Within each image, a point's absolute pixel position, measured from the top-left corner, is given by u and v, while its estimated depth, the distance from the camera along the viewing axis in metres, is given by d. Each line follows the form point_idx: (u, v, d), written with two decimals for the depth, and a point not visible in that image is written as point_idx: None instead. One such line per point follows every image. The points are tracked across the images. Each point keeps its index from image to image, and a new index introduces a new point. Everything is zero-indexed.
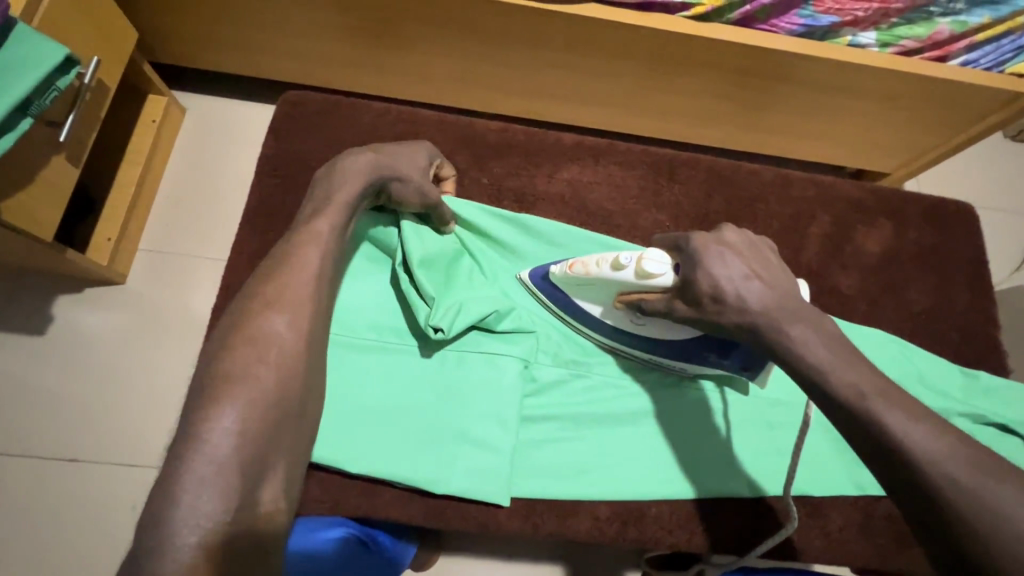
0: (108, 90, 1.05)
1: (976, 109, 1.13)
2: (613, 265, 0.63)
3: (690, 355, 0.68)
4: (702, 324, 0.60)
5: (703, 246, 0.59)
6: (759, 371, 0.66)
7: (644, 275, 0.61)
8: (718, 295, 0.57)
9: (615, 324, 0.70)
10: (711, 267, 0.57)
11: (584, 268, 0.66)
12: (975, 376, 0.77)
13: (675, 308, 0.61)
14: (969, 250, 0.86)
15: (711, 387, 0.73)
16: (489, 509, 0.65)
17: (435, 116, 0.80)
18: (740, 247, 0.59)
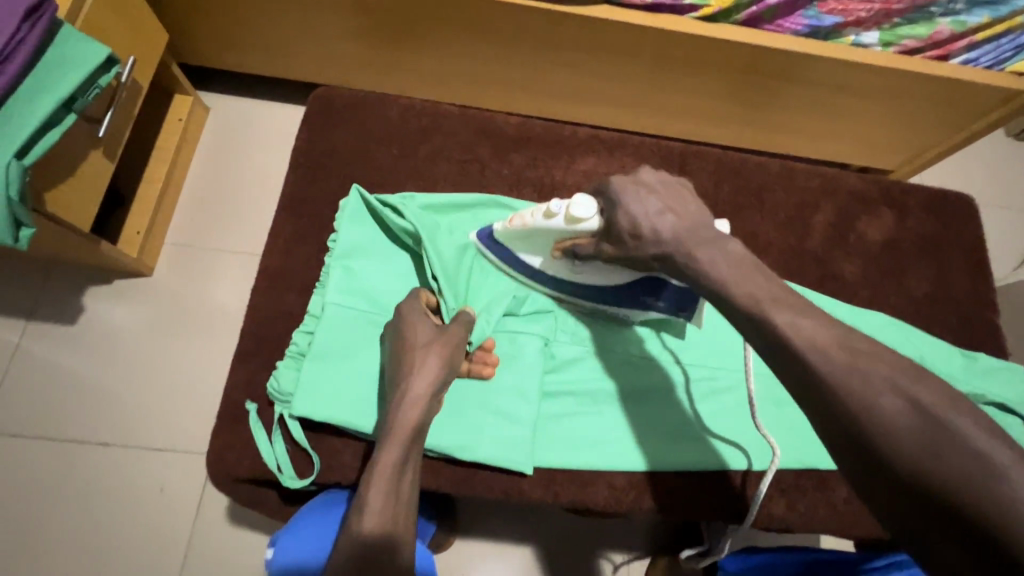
0: (141, 89, 1.09)
1: (978, 106, 1.16)
2: (545, 214, 0.67)
3: (629, 299, 0.73)
4: (629, 260, 0.65)
5: (621, 187, 0.63)
6: (692, 310, 0.72)
7: (573, 220, 0.66)
8: (636, 230, 0.61)
9: (556, 275, 0.74)
10: (629, 205, 0.62)
11: (521, 221, 0.70)
12: (974, 358, 0.81)
13: (601, 249, 0.66)
14: (968, 239, 0.89)
15: (649, 333, 0.77)
16: (514, 478, 0.69)
17: (457, 111, 0.85)
18: (656, 186, 0.63)
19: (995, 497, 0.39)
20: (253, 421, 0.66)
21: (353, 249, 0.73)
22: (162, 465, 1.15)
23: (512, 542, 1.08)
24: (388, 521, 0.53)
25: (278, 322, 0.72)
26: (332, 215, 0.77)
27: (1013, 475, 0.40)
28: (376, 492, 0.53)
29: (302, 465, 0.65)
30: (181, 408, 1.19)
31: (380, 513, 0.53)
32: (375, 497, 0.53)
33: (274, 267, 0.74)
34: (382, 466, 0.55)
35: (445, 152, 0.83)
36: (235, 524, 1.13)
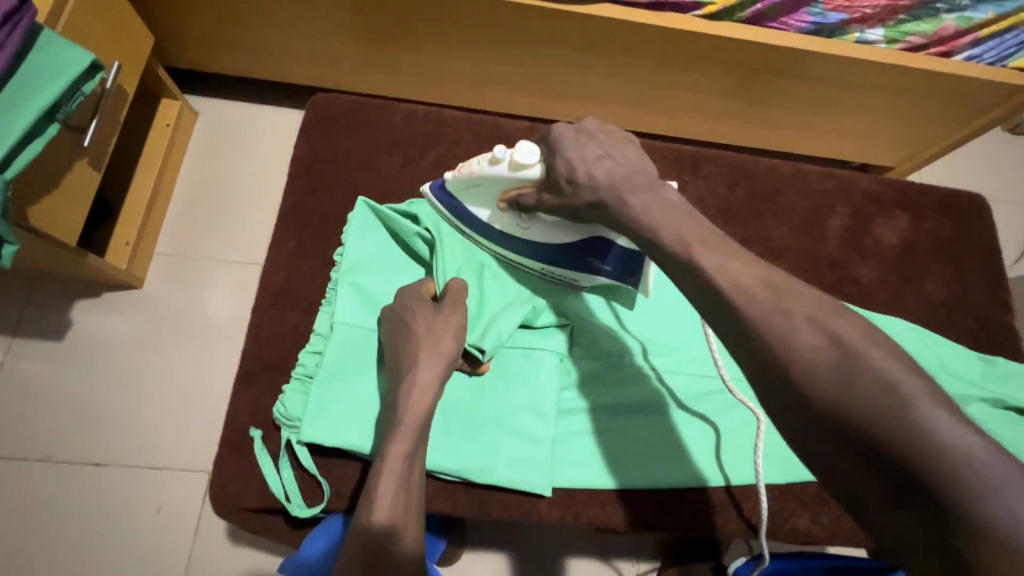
0: (126, 94, 1.05)
1: (983, 102, 1.15)
2: (490, 160, 0.64)
3: (577, 262, 0.69)
4: (567, 211, 0.63)
5: (563, 133, 0.61)
6: (641, 276, 0.69)
7: (516, 167, 0.63)
8: (572, 175, 0.59)
9: (503, 230, 0.70)
10: (567, 150, 0.60)
11: (466, 167, 0.66)
12: (992, 362, 0.80)
13: (543, 201, 0.63)
14: (981, 239, 0.88)
15: (599, 302, 0.75)
16: (531, 500, 0.66)
17: (462, 115, 0.82)
18: (598, 133, 0.61)
19: (903, 431, 0.40)
20: (258, 447, 0.63)
21: (354, 265, 0.70)
22: (158, 484, 1.11)
23: (520, 555, 1.05)
24: (400, 513, 0.52)
25: (282, 341, 0.68)
26: (335, 227, 0.74)
27: (919, 404, 0.41)
28: (387, 486, 0.53)
29: (311, 492, 0.62)
30: (176, 424, 1.15)
31: (391, 506, 0.52)
32: (386, 490, 0.53)
33: (275, 283, 0.71)
34: (393, 457, 0.54)
35: (450, 158, 0.80)
36: (235, 543, 1.09)
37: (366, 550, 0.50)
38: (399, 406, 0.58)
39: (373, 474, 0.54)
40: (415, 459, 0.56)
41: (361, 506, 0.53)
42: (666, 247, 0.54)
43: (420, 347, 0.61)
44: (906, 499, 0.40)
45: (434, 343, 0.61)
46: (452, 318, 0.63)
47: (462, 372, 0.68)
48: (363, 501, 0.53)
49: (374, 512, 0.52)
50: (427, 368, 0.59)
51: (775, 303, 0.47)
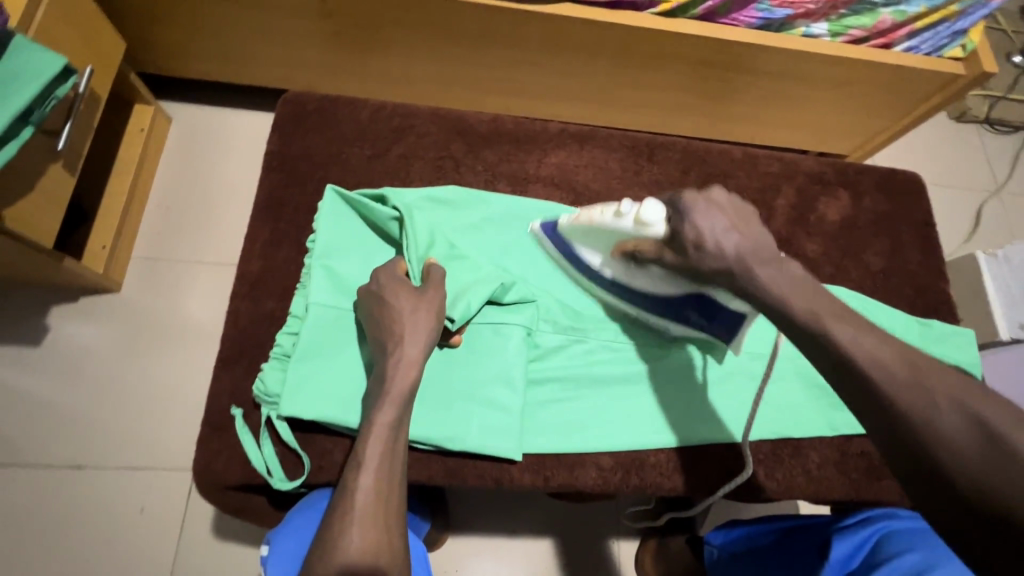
0: (99, 98, 1.06)
1: (921, 91, 1.23)
2: (615, 214, 0.70)
3: (675, 312, 0.75)
4: (686, 271, 0.65)
5: (692, 201, 0.63)
6: (737, 333, 0.72)
7: (640, 223, 0.67)
8: (700, 242, 0.61)
9: (613, 275, 0.76)
10: (697, 218, 0.61)
11: (588, 217, 0.73)
12: (929, 325, 0.86)
13: (664, 256, 0.66)
14: (917, 214, 0.95)
15: (695, 351, 0.80)
16: (503, 465, 0.70)
17: (429, 109, 0.86)
18: (726, 205, 0.63)
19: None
20: (239, 425, 0.66)
21: (326, 247, 0.73)
22: (141, 484, 1.12)
23: (501, 536, 1.09)
24: (385, 477, 0.56)
25: (260, 326, 0.71)
26: (309, 217, 0.77)
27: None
28: (374, 447, 0.57)
29: (291, 466, 0.65)
30: (159, 425, 1.16)
31: (377, 470, 0.56)
32: (373, 455, 0.56)
33: (252, 271, 0.74)
34: (380, 424, 0.58)
35: (418, 150, 0.84)
36: (222, 539, 1.11)
37: (355, 510, 0.54)
38: (385, 379, 0.61)
39: (361, 438, 0.58)
40: (400, 428, 0.59)
41: (349, 470, 0.56)
42: (800, 321, 0.55)
43: (404, 322, 0.64)
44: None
45: (416, 319, 0.65)
46: (433, 296, 0.67)
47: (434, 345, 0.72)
48: (350, 466, 0.57)
49: (361, 476, 0.55)
50: (408, 342, 0.63)
51: (915, 379, 0.49)
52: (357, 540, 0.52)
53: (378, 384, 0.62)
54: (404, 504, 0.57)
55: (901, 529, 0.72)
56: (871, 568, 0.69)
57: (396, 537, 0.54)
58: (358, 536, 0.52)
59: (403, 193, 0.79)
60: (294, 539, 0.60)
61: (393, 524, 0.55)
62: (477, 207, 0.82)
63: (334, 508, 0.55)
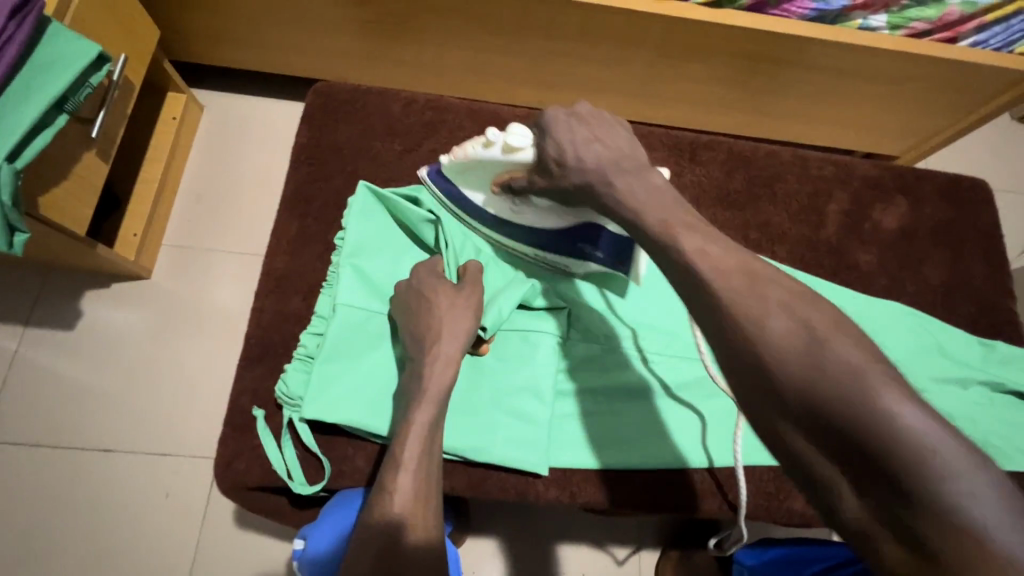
0: (133, 86, 1.06)
1: (987, 90, 1.14)
2: (483, 144, 0.67)
3: (567, 246, 0.71)
4: (558, 193, 0.65)
5: (553, 117, 0.63)
6: (631, 264, 0.71)
7: (510, 149, 0.66)
8: (561, 158, 0.62)
9: (497, 215, 0.72)
10: (556, 133, 0.62)
11: (460, 152, 0.69)
12: (992, 346, 0.80)
13: (534, 181, 0.65)
14: (983, 223, 0.88)
15: (591, 288, 0.76)
16: (529, 479, 0.67)
17: (462, 103, 0.83)
18: (588, 118, 0.64)
19: (863, 414, 0.40)
20: (261, 427, 0.64)
21: (353, 246, 0.71)
22: (167, 470, 1.14)
23: (521, 544, 1.07)
24: (425, 478, 0.53)
25: (284, 325, 0.70)
26: (337, 213, 0.75)
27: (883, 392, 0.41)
28: (414, 445, 0.54)
29: (312, 471, 0.64)
30: (184, 412, 1.17)
31: (416, 469, 0.53)
32: (412, 453, 0.54)
33: (278, 267, 0.72)
34: (416, 425, 0.56)
35: (450, 146, 0.81)
36: (242, 528, 1.11)
37: (394, 509, 0.51)
38: (415, 379, 0.58)
39: (399, 435, 0.56)
40: (437, 429, 0.57)
41: (386, 468, 0.53)
42: None
43: (442, 319, 0.62)
44: (868, 484, 0.40)
45: (454, 317, 0.62)
46: (473, 299, 0.64)
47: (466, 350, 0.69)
48: (387, 464, 0.54)
49: (399, 475, 0.53)
50: (441, 343, 0.60)
51: None
52: (396, 539, 0.50)
53: (408, 384, 0.59)
54: (441, 508, 0.55)
55: None
56: None
57: (435, 541, 0.52)
58: (398, 533, 0.50)
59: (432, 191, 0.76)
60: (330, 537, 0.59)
61: (432, 527, 0.52)
62: None
63: (372, 504, 0.52)
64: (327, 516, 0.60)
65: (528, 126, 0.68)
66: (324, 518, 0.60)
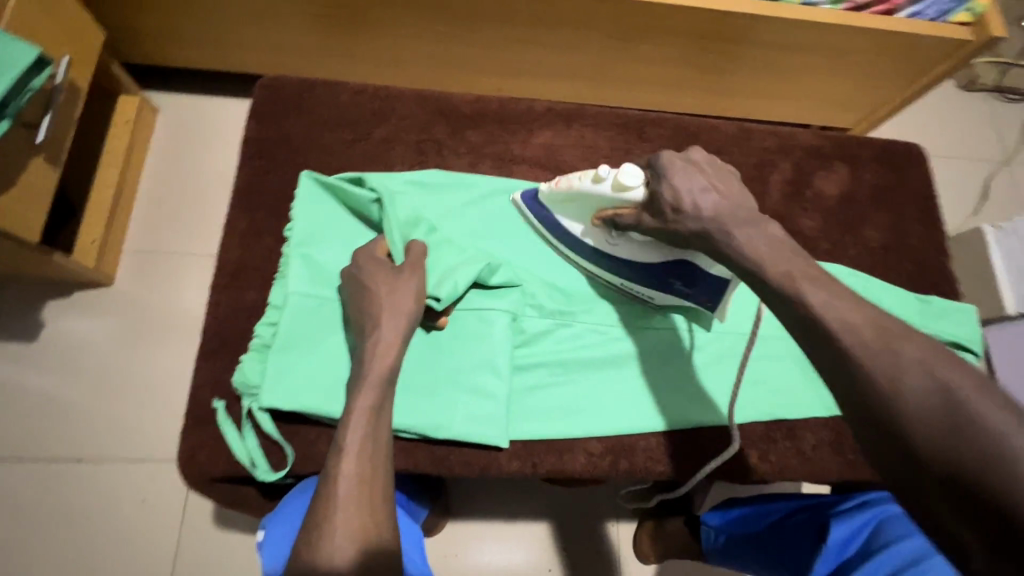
0: (80, 89, 1.04)
1: (926, 59, 1.18)
2: (593, 179, 0.68)
3: (658, 282, 0.73)
4: (666, 234, 0.64)
5: (669, 161, 0.62)
6: (721, 299, 0.72)
7: (620, 188, 0.66)
8: (677, 205, 0.60)
9: (595, 245, 0.75)
10: (674, 178, 0.60)
11: (567, 183, 0.72)
12: (928, 301, 0.84)
13: (642, 221, 0.65)
14: (917, 185, 0.92)
15: (680, 321, 0.79)
16: (490, 453, 0.69)
17: (410, 91, 0.83)
18: (704, 165, 0.62)
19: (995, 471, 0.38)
20: (222, 418, 0.65)
21: (302, 233, 0.72)
22: (142, 476, 1.13)
23: (500, 521, 1.09)
24: (368, 462, 0.54)
25: (241, 317, 0.70)
26: (288, 205, 0.76)
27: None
28: (356, 430, 0.55)
29: (275, 458, 0.65)
30: (158, 417, 1.16)
31: (359, 456, 0.54)
32: (354, 440, 0.54)
33: (232, 261, 0.72)
34: (359, 409, 0.56)
35: (400, 134, 0.82)
36: (222, 529, 1.12)
37: (338, 498, 0.51)
38: (366, 359, 0.60)
39: (342, 424, 0.56)
40: (381, 410, 0.58)
41: (330, 458, 0.54)
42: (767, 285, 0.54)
43: (383, 303, 0.63)
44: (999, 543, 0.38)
45: (397, 299, 0.63)
46: (415, 278, 0.66)
47: (421, 327, 0.71)
48: (332, 453, 0.54)
49: (342, 462, 0.53)
50: (391, 323, 0.62)
51: None
52: (341, 528, 0.49)
53: (358, 366, 0.61)
54: (391, 491, 0.55)
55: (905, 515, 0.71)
56: (867, 555, 0.68)
57: (384, 523, 0.52)
58: (342, 522, 0.50)
59: (380, 175, 0.77)
60: (288, 518, 0.59)
61: (379, 511, 0.52)
62: (453, 187, 0.80)
63: (317, 498, 0.52)
64: (281, 509, 0.61)
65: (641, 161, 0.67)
66: (279, 510, 0.61)
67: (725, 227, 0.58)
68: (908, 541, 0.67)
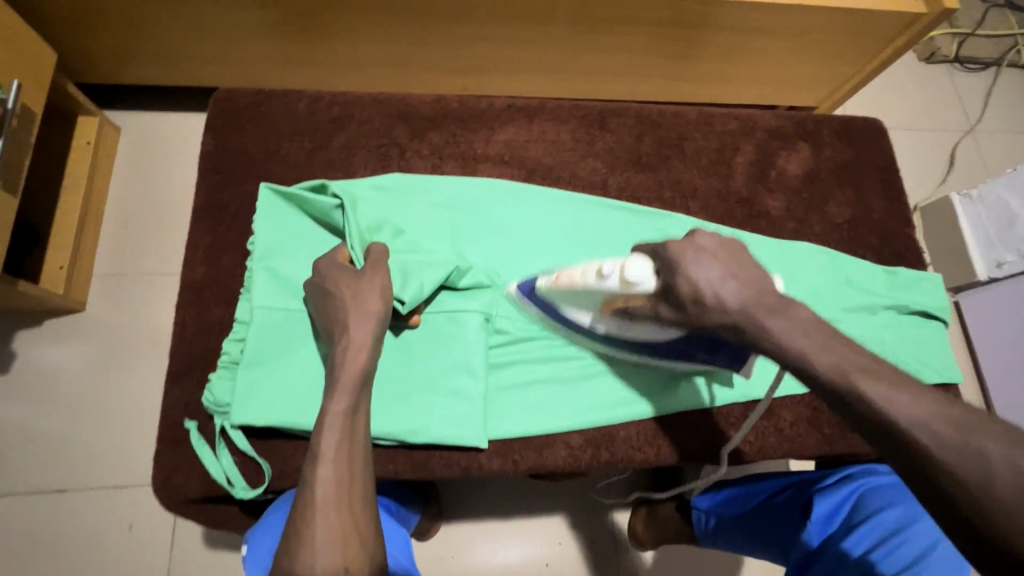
0: (34, 114, 1.02)
1: (884, 35, 1.20)
2: (596, 277, 0.63)
3: (679, 354, 0.70)
4: (687, 326, 0.59)
5: (680, 252, 0.56)
6: (745, 363, 0.69)
7: (627, 283, 0.60)
8: (698, 297, 0.55)
9: (607, 330, 0.71)
10: (690, 271, 0.55)
11: (569, 280, 0.67)
12: (895, 273, 0.86)
13: (660, 313, 0.60)
14: (878, 160, 0.93)
15: (701, 381, 0.77)
16: (470, 453, 0.69)
17: (368, 95, 0.83)
18: (718, 251, 0.56)
19: None
20: (195, 439, 0.64)
21: (264, 246, 0.71)
22: (128, 501, 1.12)
23: (494, 519, 1.09)
24: (344, 465, 0.53)
25: (208, 335, 0.69)
26: (250, 218, 0.75)
27: None
28: (330, 434, 0.54)
29: (252, 474, 0.64)
30: (140, 442, 1.14)
31: (335, 460, 0.53)
32: (329, 445, 0.53)
33: (196, 279, 0.71)
34: (333, 413, 0.56)
35: (360, 139, 0.81)
36: (214, 549, 1.10)
37: (316, 503, 0.51)
38: (335, 367, 0.59)
39: (316, 428, 0.55)
40: (356, 414, 0.57)
41: (306, 463, 0.53)
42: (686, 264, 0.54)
43: (349, 310, 0.63)
44: None
45: (363, 304, 0.63)
46: (381, 282, 0.65)
47: (390, 330, 0.71)
48: (308, 459, 0.53)
49: (318, 467, 0.52)
50: (359, 329, 0.61)
51: None
52: (321, 533, 0.49)
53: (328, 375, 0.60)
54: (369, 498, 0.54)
55: (881, 487, 0.74)
56: (851, 528, 0.70)
57: (366, 525, 0.52)
58: (322, 527, 0.49)
59: (342, 182, 0.77)
60: (271, 532, 0.58)
61: (359, 514, 0.52)
62: (418, 190, 0.80)
63: (295, 504, 0.52)
64: (263, 523, 0.60)
65: (645, 251, 0.61)
66: (261, 524, 0.60)
67: (754, 317, 0.53)
68: (889, 509, 0.71)
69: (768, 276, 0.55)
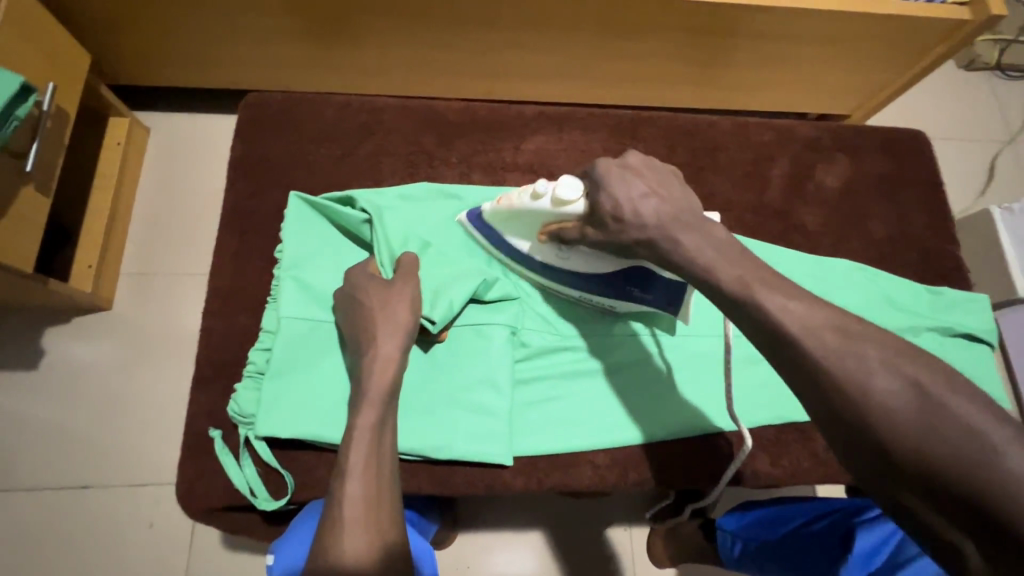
0: (67, 115, 1.03)
1: (925, 41, 1.15)
2: (532, 196, 0.66)
3: (613, 289, 0.70)
4: (613, 247, 0.62)
5: (607, 169, 0.60)
6: (680, 303, 0.69)
7: (560, 202, 0.64)
8: (619, 213, 0.58)
9: (544, 260, 0.72)
10: (612, 186, 0.59)
11: (508, 202, 0.69)
12: (938, 293, 0.82)
13: (587, 234, 0.63)
14: (921, 173, 0.90)
15: (642, 329, 0.76)
16: (494, 471, 0.68)
17: (397, 102, 0.82)
18: (642, 169, 0.60)
19: None
20: (219, 448, 0.64)
21: (292, 256, 0.71)
22: (151, 499, 1.13)
23: (511, 530, 1.08)
24: (373, 481, 0.52)
25: (235, 343, 0.69)
26: (277, 226, 0.74)
27: None
28: (358, 450, 0.53)
29: (275, 485, 0.64)
30: (162, 441, 1.16)
31: (363, 476, 0.52)
32: (357, 461, 0.52)
33: (223, 286, 0.71)
34: (360, 428, 0.55)
35: (388, 147, 0.80)
36: (232, 550, 1.11)
37: (343, 520, 0.49)
38: (362, 381, 0.58)
39: (343, 443, 0.54)
40: (383, 429, 0.55)
41: (334, 477, 0.52)
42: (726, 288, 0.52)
43: (377, 322, 0.62)
44: None
45: (392, 317, 0.62)
46: (409, 294, 0.64)
47: (417, 346, 0.70)
48: (336, 473, 0.52)
49: (346, 482, 0.51)
50: (387, 341, 0.60)
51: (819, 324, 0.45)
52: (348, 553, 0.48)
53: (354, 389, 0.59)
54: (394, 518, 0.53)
55: None
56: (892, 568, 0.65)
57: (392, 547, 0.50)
58: (349, 546, 0.48)
59: (370, 193, 0.76)
60: (298, 541, 0.57)
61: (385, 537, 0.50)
62: (446, 202, 0.79)
63: (321, 522, 0.50)
64: (289, 532, 0.59)
65: (579, 173, 0.65)
66: (287, 534, 0.59)
67: (670, 232, 0.56)
68: None
69: (691, 200, 0.58)
